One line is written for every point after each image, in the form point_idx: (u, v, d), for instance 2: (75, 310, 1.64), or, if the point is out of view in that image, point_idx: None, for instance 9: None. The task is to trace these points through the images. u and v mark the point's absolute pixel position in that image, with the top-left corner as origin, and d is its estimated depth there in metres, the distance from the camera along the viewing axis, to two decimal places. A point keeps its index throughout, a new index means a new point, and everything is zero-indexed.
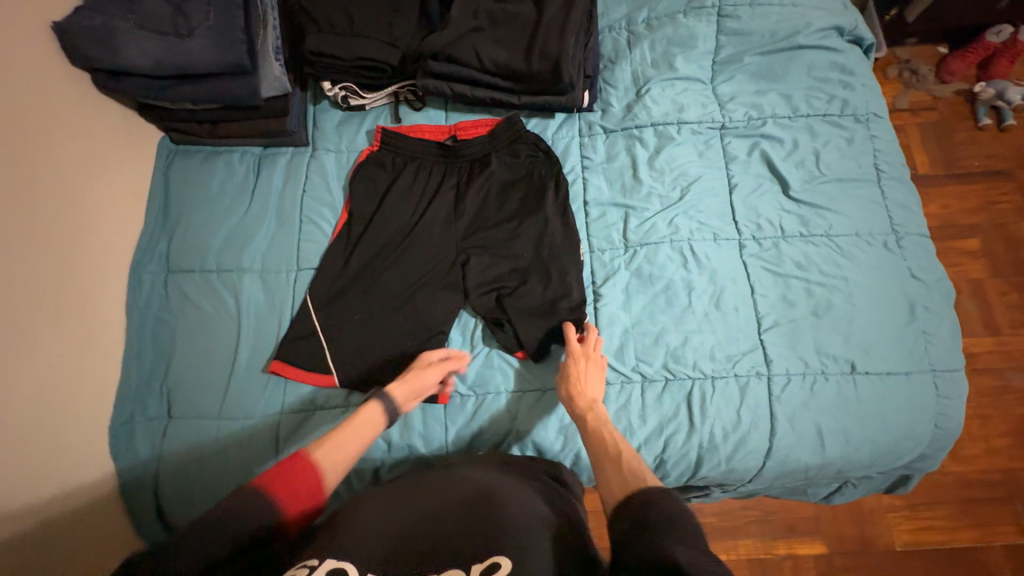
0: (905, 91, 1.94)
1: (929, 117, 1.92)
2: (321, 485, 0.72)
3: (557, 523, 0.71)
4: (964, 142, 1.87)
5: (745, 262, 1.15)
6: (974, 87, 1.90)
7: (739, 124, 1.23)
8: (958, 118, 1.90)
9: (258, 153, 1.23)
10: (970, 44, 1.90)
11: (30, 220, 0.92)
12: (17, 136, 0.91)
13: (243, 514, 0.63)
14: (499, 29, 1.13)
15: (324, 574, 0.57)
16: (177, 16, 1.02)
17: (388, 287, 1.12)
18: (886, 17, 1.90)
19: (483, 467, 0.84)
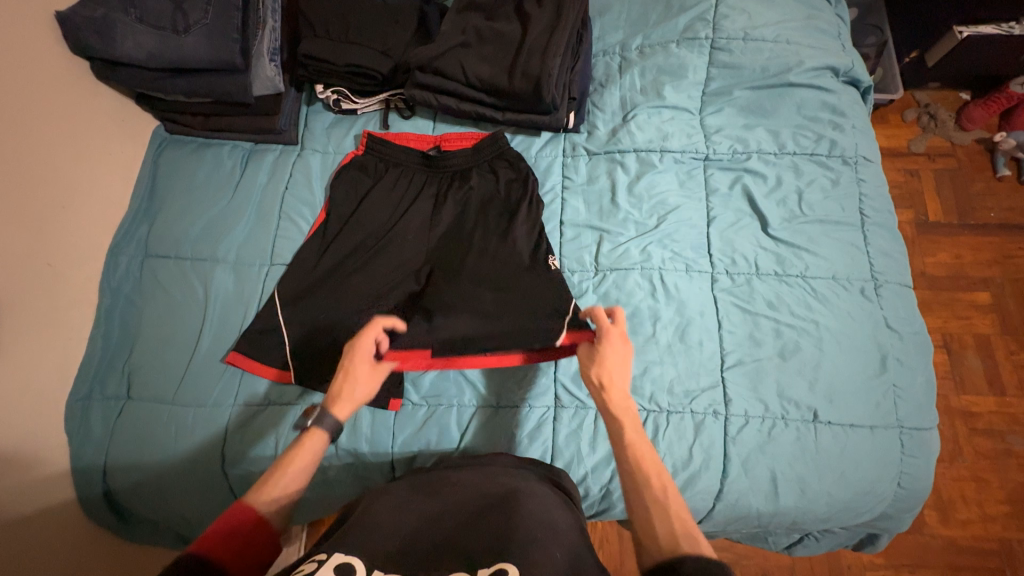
0: (921, 135, 1.89)
1: (945, 163, 1.87)
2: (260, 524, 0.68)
3: (570, 535, 0.67)
4: (985, 193, 1.81)
5: (715, 296, 1.13)
6: (995, 136, 1.84)
7: (724, 157, 1.22)
8: (977, 167, 1.85)
9: (247, 148, 1.27)
10: (995, 92, 1.80)
11: (10, 195, 0.95)
12: (10, 115, 0.96)
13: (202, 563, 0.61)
14: (485, 46, 1.14)
15: (332, 567, 0.58)
16: (177, 12, 1.06)
17: (353, 288, 1.11)
18: (905, 59, 1.88)
19: (496, 470, 0.81)
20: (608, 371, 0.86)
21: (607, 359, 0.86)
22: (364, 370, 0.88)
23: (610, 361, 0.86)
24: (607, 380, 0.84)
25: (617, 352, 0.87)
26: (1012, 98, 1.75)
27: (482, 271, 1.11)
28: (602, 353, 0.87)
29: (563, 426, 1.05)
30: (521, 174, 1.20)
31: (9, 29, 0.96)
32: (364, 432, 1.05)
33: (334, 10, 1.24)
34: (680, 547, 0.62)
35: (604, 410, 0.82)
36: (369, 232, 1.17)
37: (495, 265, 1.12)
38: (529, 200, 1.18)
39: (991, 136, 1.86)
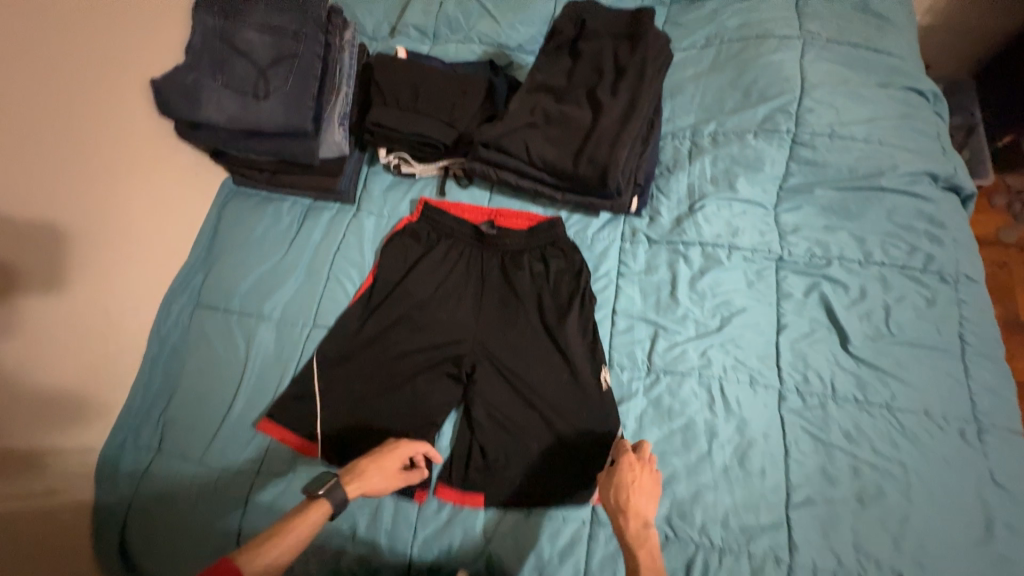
0: (1014, 223, 1.67)
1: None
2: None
3: None
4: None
5: (782, 417, 1.01)
6: None
7: (799, 260, 1.12)
8: None
9: (307, 204, 1.29)
10: None
11: (73, 246, 0.99)
12: (85, 172, 1.01)
13: None
14: (552, 128, 1.11)
15: None
16: (259, 79, 1.10)
17: (393, 363, 1.09)
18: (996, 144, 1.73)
19: None
20: (637, 499, 0.79)
21: (632, 486, 0.80)
22: (390, 466, 0.87)
23: (638, 491, 0.80)
24: (634, 509, 0.78)
25: (647, 482, 0.81)
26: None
27: (527, 364, 1.08)
28: (627, 481, 0.81)
29: (597, 547, 0.95)
30: (575, 260, 1.16)
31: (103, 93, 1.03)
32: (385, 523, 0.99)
33: (407, 81, 1.27)
34: None
35: (623, 536, 0.78)
36: (415, 305, 1.14)
37: (541, 360, 1.08)
38: (581, 290, 1.13)
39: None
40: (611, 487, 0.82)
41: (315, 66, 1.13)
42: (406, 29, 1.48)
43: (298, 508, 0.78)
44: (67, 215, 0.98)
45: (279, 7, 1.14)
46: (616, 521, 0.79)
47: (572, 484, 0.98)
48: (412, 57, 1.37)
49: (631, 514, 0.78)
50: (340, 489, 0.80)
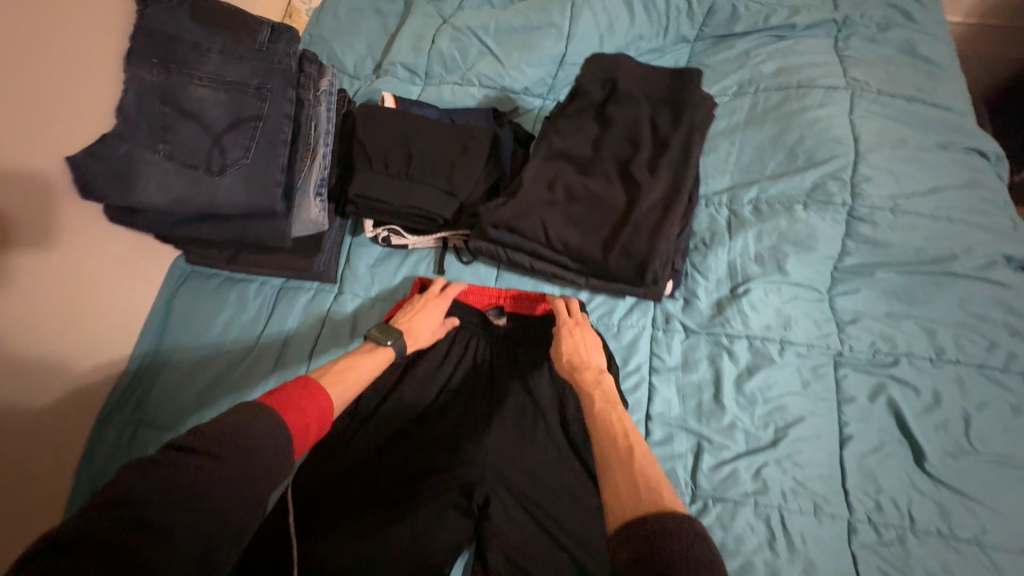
0: None
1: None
2: (328, 409, 0.72)
3: None
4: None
5: (855, 556, 0.85)
6: None
7: (861, 356, 0.97)
8: None
9: (277, 285, 1.07)
10: None
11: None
12: None
13: (249, 438, 0.61)
14: (576, 206, 0.93)
15: None
16: (213, 149, 0.89)
17: (385, 496, 0.87)
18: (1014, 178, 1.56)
19: None
20: (590, 358, 0.88)
21: (576, 343, 0.90)
22: (433, 320, 0.96)
23: (581, 347, 0.89)
24: (582, 361, 0.87)
25: (590, 340, 0.90)
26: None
27: (552, 494, 0.88)
28: (567, 340, 0.90)
29: None
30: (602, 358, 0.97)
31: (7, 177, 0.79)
32: None
33: (398, 139, 1.07)
34: (646, 499, 0.60)
35: (576, 382, 0.85)
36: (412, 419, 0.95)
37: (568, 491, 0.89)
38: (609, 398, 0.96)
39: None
40: (563, 348, 0.90)
41: (284, 129, 0.93)
42: (393, 67, 1.28)
43: (355, 351, 0.85)
44: None
45: (240, 56, 0.93)
46: (572, 377, 0.86)
47: None
48: (402, 105, 1.16)
49: (582, 366, 0.86)
50: (401, 341, 0.88)
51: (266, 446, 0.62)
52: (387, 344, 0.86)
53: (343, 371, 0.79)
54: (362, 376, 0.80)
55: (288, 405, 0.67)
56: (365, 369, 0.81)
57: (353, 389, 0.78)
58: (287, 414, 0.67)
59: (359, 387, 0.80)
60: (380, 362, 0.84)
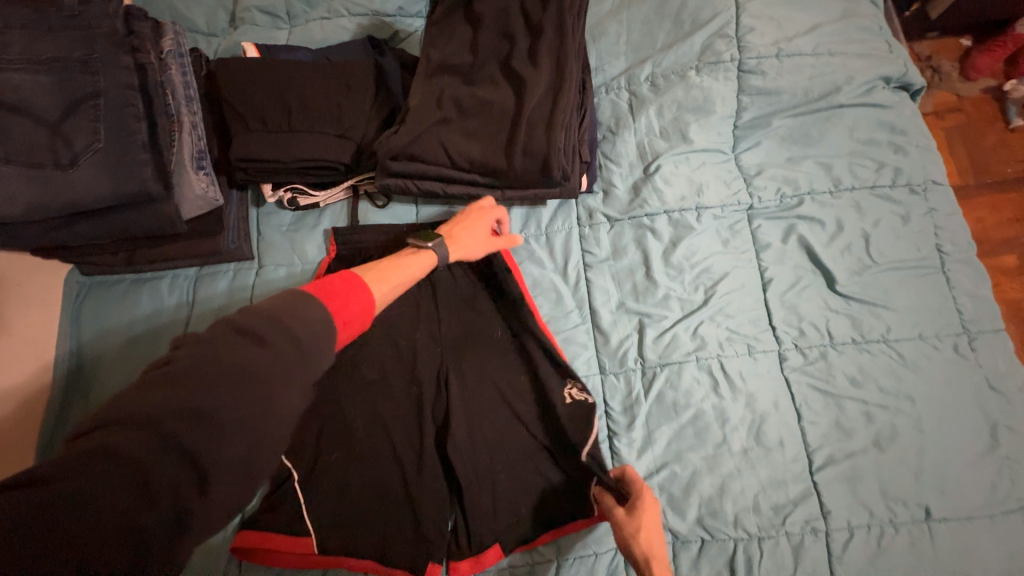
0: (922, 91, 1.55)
1: (951, 121, 1.53)
2: (367, 305, 0.65)
3: None
4: (1000, 148, 1.48)
5: (787, 379, 0.96)
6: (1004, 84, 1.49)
7: (771, 204, 1.02)
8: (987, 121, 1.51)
9: (192, 275, 1.02)
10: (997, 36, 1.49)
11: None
12: None
13: (239, 356, 0.52)
14: (470, 119, 0.90)
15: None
16: (55, 140, 0.79)
17: (358, 445, 0.94)
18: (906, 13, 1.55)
19: None
20: (649, 536, 0.74)
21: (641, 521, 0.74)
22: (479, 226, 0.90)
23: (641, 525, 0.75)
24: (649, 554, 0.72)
25: (652, 513, 0.75)
26: (1017, 42, 1.45)
27: (515, 399, 0.95)
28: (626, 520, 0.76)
29: None
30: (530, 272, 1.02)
31: None
32: None
33: (269, 89, 0.98)
34: None
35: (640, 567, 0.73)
36: (361, 372, 0.97)
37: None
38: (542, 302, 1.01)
39: (1002, 85, 1.51)
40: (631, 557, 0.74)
41: (132, 102, 0.83)
42: (249, 14, 1.15)
43: (398, 254, 0.81)
44: None
45: (48, 28, 0.80)
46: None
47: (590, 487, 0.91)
48: (267, 52, 1.06)
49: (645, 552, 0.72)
50: (443, 247, 0.83)
51: (311, 342, 0.56)
52: (428, 248, 0.82)
53: (386, 270, 0.74)
54: (408, 275, 0.76)
55: (332, 294, 0.63)
56: (408, 268, 0.77)
57: (394, 290, 0.73)
58: (332, 305, 0.61)
59: (403, 287, 0.75)
60: (424, 263, 0.79)
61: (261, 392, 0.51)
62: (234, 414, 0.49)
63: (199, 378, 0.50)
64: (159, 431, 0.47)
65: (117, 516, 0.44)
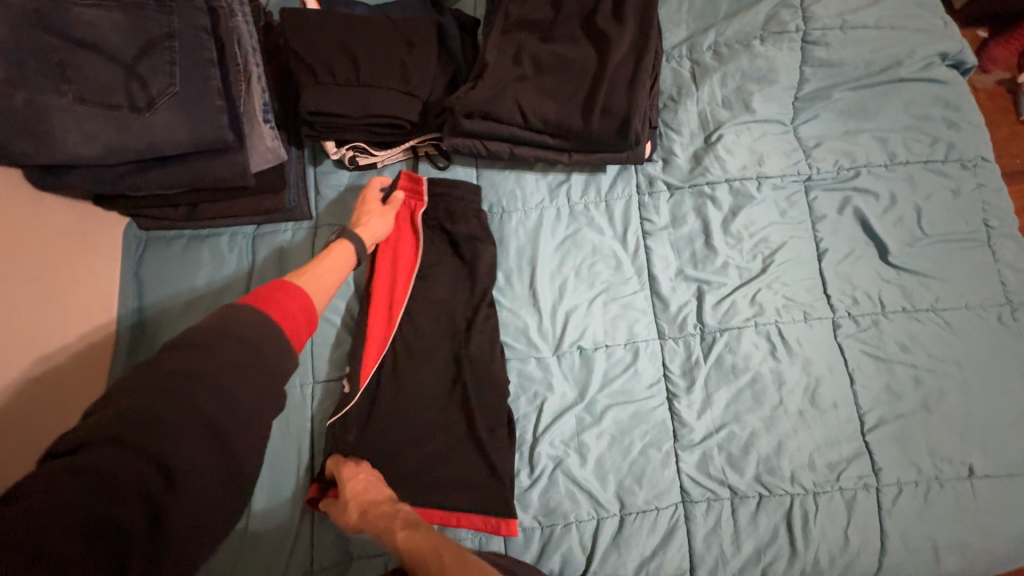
0: None
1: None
2: (308, 303, 0.69)
3: None
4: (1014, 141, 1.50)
5: (840, 345, 0.99)
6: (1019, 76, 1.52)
7: (828, 176, 1.04)
8: (1000, 114, 1.53)
9: (250, 233, 1.00)
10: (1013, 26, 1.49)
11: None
12: None
13: (194, 365, 0.54)
14: (546, 78, 0.91)
15: None
16: (131, 82, 0.77)
17: (427, 405, 0.93)
18: None
19: None
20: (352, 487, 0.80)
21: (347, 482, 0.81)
22: (377, 209, 0.98)
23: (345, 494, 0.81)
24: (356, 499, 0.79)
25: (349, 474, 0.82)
26: None
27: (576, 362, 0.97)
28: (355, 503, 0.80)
29: (698, 527, 0.92)
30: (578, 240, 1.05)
31: None
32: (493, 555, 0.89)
33: (334, 42, 0.96)
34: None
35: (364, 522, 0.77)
36: (425, 332, 0.97)
37: (588, 362, 0.99)
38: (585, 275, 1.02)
39: (1013, 78, 1.55)
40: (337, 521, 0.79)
41: (206, 45, 0.80)
42: None
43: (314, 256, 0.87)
44: None
45: None
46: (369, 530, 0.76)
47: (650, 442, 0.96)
48: (327, 5, 1.03)
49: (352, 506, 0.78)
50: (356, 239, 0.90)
51: (261, 340, 0.60)
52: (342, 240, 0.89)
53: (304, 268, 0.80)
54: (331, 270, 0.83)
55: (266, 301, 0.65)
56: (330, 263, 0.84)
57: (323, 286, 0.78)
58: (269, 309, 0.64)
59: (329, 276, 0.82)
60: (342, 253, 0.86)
61: (210, 388, 0.54)
62: (195, 408, 0.52)
63: (160, 388, 0.52)
64: (120, 434, 0.48)
65: (90, 516, 0.44)
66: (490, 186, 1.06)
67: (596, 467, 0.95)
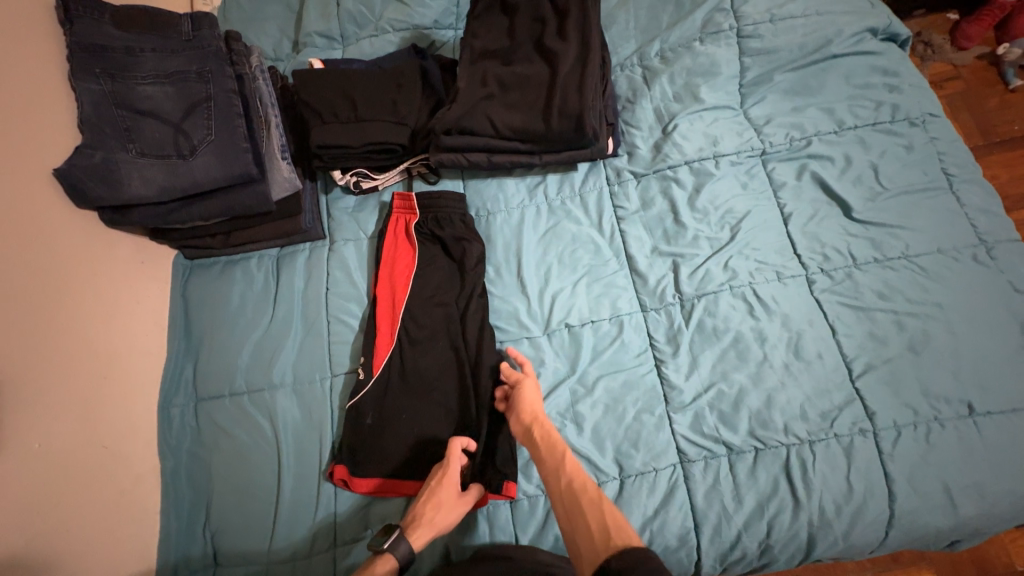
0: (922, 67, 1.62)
1: (952, 89, 1.60)
2: None
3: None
4: (1004, 108, 1.54)
5: (817, 299, 1.03)
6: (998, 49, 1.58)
7: (782, 148, 1.13)
8: (987, 84, 1.58)
9: (275, 255, 1.17)
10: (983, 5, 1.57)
11: (31, 373, 0.84)
12: (44, 299, 0.89)
13: None
14: (510, 94, 1.08)
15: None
16: (178, 136, 0.97)
17: (431, 387, 1.02)
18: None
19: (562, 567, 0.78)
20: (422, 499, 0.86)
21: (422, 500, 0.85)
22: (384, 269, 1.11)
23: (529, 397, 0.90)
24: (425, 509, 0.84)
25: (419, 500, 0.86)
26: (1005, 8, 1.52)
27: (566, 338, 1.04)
28: (518, 400, 0.90)
29: (697, 485, 0.94)
30: (558, 231, 1.16)
31: (26, 203, 0.89)
32: (500, 522, 0.94)
33: (336, 90, 1.16)
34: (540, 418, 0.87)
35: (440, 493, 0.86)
36: (427, 323, 1.07)
37: (576, 338, 1.07)
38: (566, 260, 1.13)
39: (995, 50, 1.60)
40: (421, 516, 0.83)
41: (234, 103, 1.01)
42: (310, 38, 1.34)
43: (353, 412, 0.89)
44: (42, 358, 0.86)
45: (172, 51, 1.01)
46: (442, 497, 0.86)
47: (643, 408, 1.01)
48: (330, 64, 1.25)
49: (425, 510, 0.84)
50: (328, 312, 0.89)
51: None
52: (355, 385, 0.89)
53: None
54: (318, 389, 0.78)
55: None
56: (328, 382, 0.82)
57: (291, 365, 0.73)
58: None
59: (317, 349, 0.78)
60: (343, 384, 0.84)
61: None
62: None
63: None
64: None
65: None
66: (476, 193, 1.21)
67: (594, 435, 1.00)
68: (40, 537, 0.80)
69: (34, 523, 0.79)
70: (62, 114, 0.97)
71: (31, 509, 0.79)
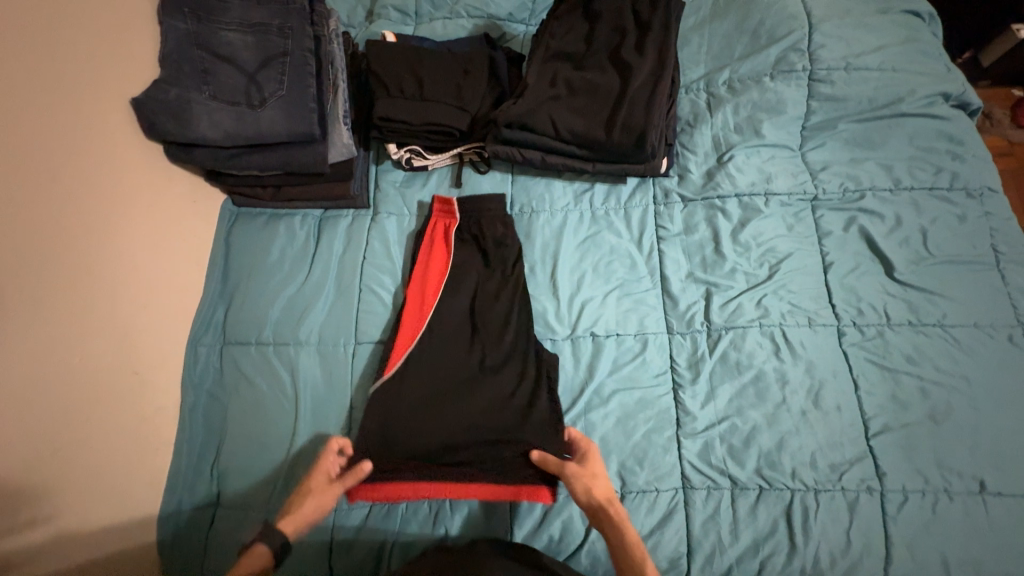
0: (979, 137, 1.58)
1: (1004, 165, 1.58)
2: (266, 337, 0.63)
3: None
4: None
5: (845, 351, 1.03)
6: None
7: (834, 196, 1.13)
8: None
9: (318, 216, 1.19)
10: None
11: (76, 288, 0.87)
12: (99, 221, 0.91)
13: None
14: (577, 98, 1.09)
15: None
16: (250, 86, 1.00)
17: (443, 372, 1.00)
18: (959, 61, 1.64)
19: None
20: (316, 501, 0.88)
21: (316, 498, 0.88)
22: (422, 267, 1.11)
23: (587, 479, 0.88)
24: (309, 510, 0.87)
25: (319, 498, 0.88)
26: None
27: None
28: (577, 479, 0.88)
29: (697, 512, 0.95)
30: (598, 240, 1.17)
31: (101, 125, 0.92)
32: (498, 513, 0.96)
33: (405, 65, 1.18)
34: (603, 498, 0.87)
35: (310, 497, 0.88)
36: (457, 309, 1.08)
37: (599, 348, 1.08)
38: (602, 271, 1.14)
39: None
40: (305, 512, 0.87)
41: (309, 63, 1.03)
42: (385, 11, 1.36)
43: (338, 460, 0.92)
44: (88, 277, 0.89)
45: (258, 2, 1.03)
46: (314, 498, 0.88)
47: (655, 428, 1.02)
48: (403, 39, 1.27)
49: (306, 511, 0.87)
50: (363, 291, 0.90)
51: None
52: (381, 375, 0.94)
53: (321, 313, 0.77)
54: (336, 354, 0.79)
55: None
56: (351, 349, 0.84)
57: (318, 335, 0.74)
58: None
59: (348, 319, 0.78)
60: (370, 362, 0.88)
61: None
62: None
63: None
64: None
65: None
66: (523, 189, 1.22)
67: (601, 444, 1.01)
68: (63, 445, 0.82)
69: (57, 432, 0.82)
70: (145, 45, 1.00)
71: (59, 419, 0.82)
